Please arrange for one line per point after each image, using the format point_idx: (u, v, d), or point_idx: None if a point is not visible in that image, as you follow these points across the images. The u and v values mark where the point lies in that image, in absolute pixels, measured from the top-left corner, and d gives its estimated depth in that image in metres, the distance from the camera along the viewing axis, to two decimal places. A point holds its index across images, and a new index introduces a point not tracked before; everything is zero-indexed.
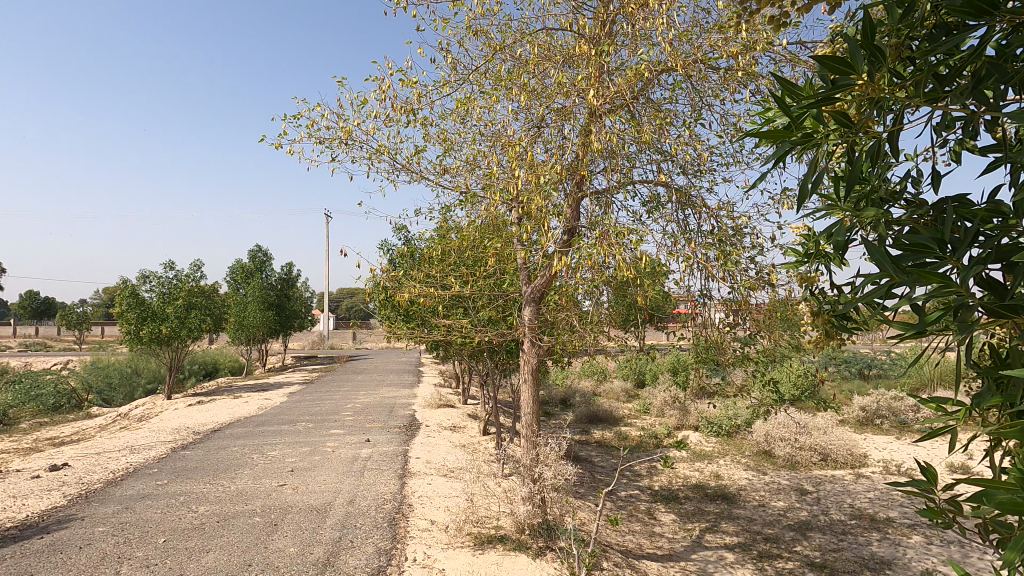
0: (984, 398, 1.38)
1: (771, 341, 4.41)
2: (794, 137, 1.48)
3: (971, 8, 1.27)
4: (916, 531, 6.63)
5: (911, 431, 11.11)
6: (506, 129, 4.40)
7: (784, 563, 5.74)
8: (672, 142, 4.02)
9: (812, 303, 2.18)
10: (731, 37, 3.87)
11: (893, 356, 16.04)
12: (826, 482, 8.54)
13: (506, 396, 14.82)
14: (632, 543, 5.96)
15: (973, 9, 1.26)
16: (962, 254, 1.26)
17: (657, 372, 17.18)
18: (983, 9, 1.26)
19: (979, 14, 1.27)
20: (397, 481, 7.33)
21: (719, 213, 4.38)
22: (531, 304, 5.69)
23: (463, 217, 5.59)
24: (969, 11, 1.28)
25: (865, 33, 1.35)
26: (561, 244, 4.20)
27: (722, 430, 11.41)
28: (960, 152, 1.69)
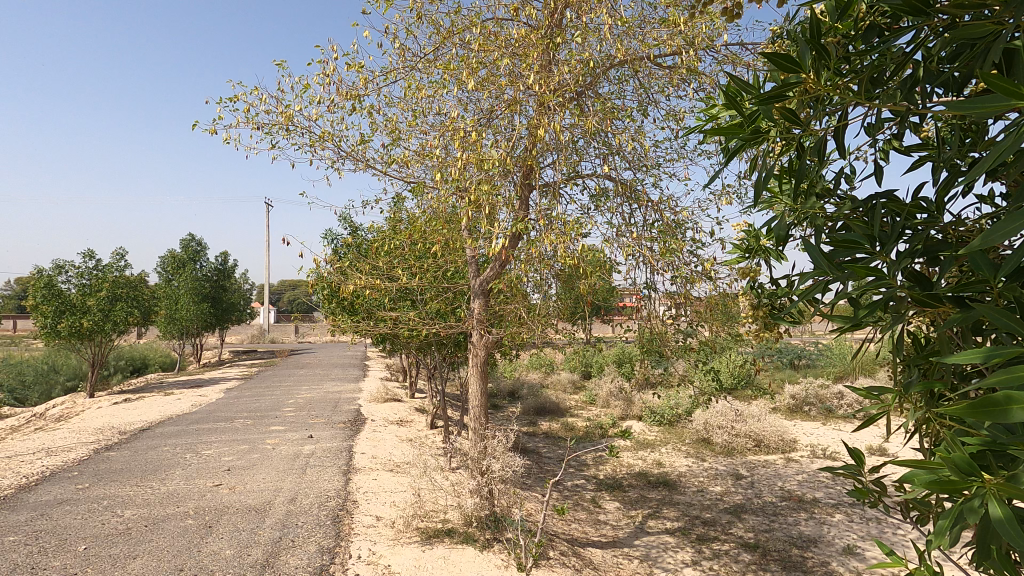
0: (912, 384, 1.45)
1: (711, 333, 4.55)
2: (744, 133, 1.50)
3: (907, 7, 1.24)
4: (839, 510, 7.10)
5: (836, 418, 11.85)
6: (454, 116, 4.31)
7: (721, 544, 6.01)
8: (618, 135, 4.07)
9: (753, 296, 2.25)
10: (675, 34, 3.94)
11: (820, 347, 17.09)
12: (760, 466, 9.01)
13: (455, 389, 14.75)
14: (578, 531, 6.08)
15: (911, 9, 1.24)
16: (891, 249, 1.34)
17: (603, 364, 17.58)
18: (920, 7, 1.23)
19: (915, 13, 1.25)
20: (342, 478, 7.16)
21: (661, 206, 4.48)
22: (479, 296, 5.67)
23: (412, 207, 5.49)
24: (906, 10, 1.25)
25: (812, 34, 1.37)
26: (508, 233, 4.20)
27: (664, 419, 11.80)
28: (888, 151, 1.79)
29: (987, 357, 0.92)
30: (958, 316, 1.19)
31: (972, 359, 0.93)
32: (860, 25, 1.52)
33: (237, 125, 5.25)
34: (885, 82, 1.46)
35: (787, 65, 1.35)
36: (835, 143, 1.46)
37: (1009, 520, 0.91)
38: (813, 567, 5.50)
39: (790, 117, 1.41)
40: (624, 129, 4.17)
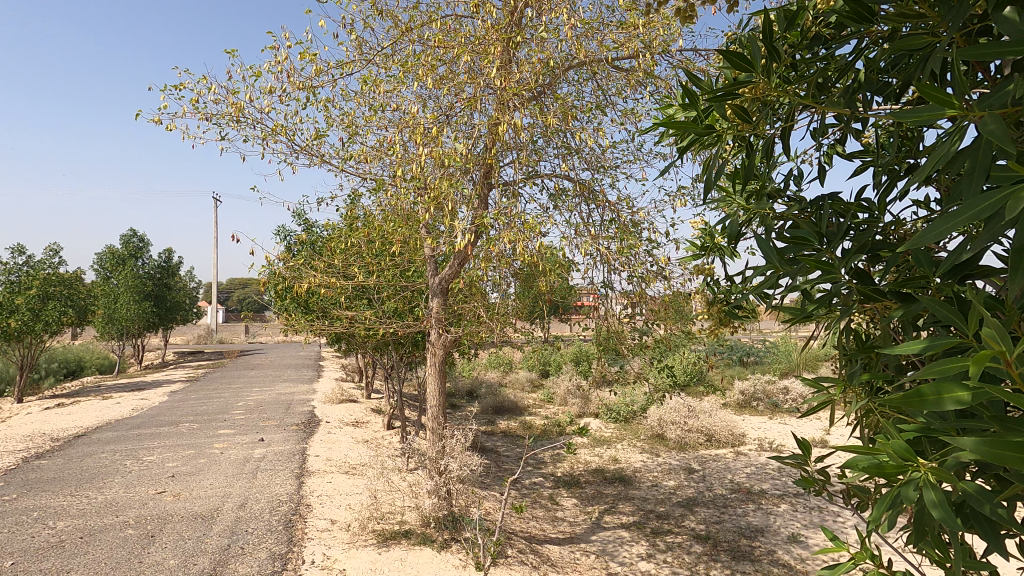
0: (856, 375, 1.52)
1: (666, 330, 4.67)
2: (699, 130, 1.53)
3: (854, 15, 1.28)
4: (784, 500, 7.41)
5: (782, 412, 12.37)
6: (412, 112, 4.25)
7: (674, 537, 6.18)
8: (577, 135, 4.11)
9: (706, 293, 2.31)
10: (632, 37, 4.02)
11: (767, 344, 17.78)
12: (711, 460, 9.30)
13: (412, 390, 14.57)
14: (536, 528, 6.13)
15: (856, 17, 1.28)
16: (837, 246, 1.39)
17: (560, 362, 17.74)
18: (865, 16, 1.28)
19: (859, 21, 1.30)
20: (294, 481, 6.97)
21: (618, 206, 4.56)
22: (438, 295, 5.63)
23: (369, 203, 5.39)
24: (853, 18, 1.29)
25: (765, 37, 1.41)
26: (468, 231, 4.19)
27: (620, 416, 12.03)
28: (833, 155, 1.87)
29: (924, 347, 0.97)
30: (899, 311, 1.25)
31: (909, 349, 0.97)
32: (806, 34, 1.58)
33: (183, 115, 5.03)
34: (830, 88, 1.52)
35: (742, 65, 1.39)
36: (785, 145, 1.51)
37: (941, 504, 0.97)
38: (760, 555, 5.73)
39: (743, 116, 1.46)
40: (583, 129, 4.22)
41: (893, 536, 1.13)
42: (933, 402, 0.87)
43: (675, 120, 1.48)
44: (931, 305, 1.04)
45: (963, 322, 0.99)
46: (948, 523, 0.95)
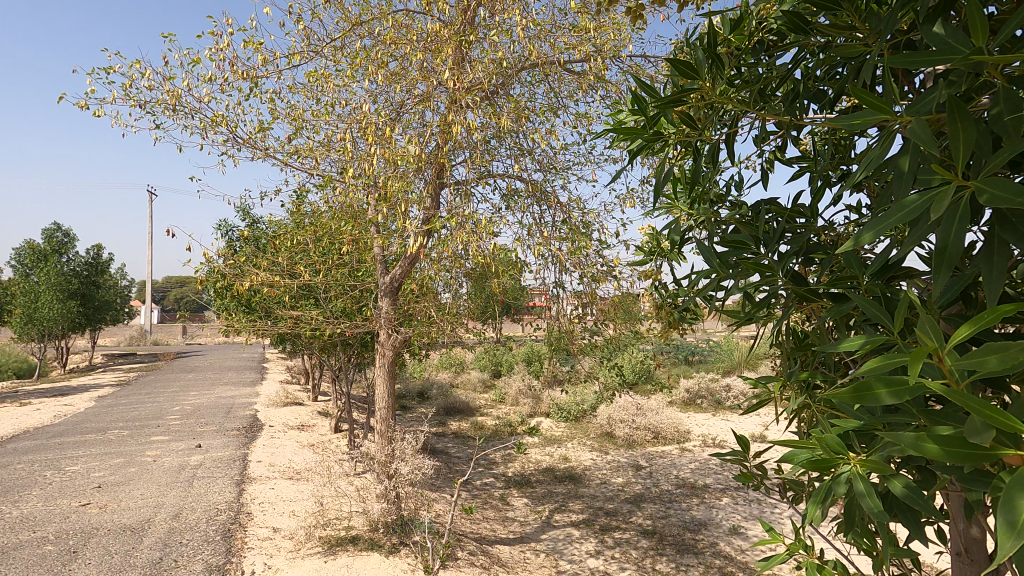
0: (792, 374, 1.59)
1: (615, 330, 4.76)
2: (647, 134, 1.56)
3: (790, 24, 1.33)
4: (726, 494, 7.70)
5: (724, 409, 12.85)
6: (363, 108, 4.15)
7: (622, 533, 6.31)
8: (529, 136, 4.13)
9: (654, 296, 2.36)
10: (584, 41, 4.07)
11: (711, 343, 18.44)
12: (658, 457, 9.55)
13: (361, 391, 14.26)
14: (486, 529, 6.12)
15: (791, 26, 1.33)
16: (774, 249, 1.45)
17: (512, 362, 17.80)
18: (799, 25, 1.33)
19: (795, 31, 1.35)
20: (234, 489, 6.68)
21: (570, 207, 4.61)
22: (387, 294, 5.53)
23: (316, 200, 5.23)
24: (789, 27, 1.34)
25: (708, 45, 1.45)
26: (419, 230, 4.13)
27: (570, 415, 12.17)
28: (772, 161, 1.95)
29: (858, 345, 1.00)
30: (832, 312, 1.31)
31: (846, 348, 1.00)
32: (749, 41, 1.63)
33: (114, 101, 4.73)
34: (771, 96, 1.57)
35: (687, 71, 1.42)
36: (730, 148, 1.56)
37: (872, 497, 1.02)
38: (703, 548, 5.92)
39: (687, 121, 1.49)
40: (536, 130, 4.25)
41: (823, 526, 1.17)
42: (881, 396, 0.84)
43: (623, 124, 1.50)
44: (860, 304, 1.09)
45: (891, 321, 1.03)
46: (877, 516, 1.00)
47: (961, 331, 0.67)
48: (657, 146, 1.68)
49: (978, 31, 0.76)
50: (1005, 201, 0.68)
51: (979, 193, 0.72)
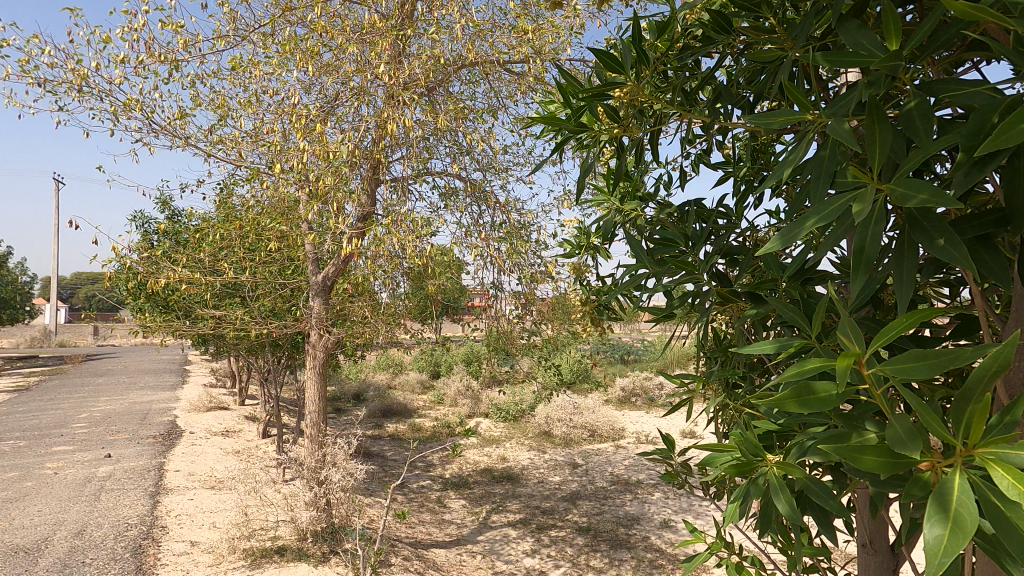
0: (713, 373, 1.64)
1: (552, 331, 4.82)
2: (572, 125, 1.45)
3: (715, 24, 1.32)
4: (658, 489, 7.97)
5: (657, 406, 13.33)
6: (294, 99, 3.98)
7: (558, 531, 6.40)
8: (468, 135, 4.10)
9: (581, 293, 2.38)
10: (524, 42, 4.10)
11: (645, 343, 19.10)
12: (593, 455, 9.76)
13: (292, 394, 13.72)
14: (422, 533, 6.03)
15: (715, 28, 1.32)
16: (699, 248, 1.49)
17: (451, 362, 17.69)
18: (723, 26, 1.32)
19: (718, 33, 1.34)
20: (148, 501, 6.24)
21: (509, 208, 4.62)
22: (319, 293, 5.35)
23: (243, 193, 4.98)
24: (713, 27, 1.32)
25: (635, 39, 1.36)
26: (353, 227, 4.01)
27: (509, 415, 12.23)
28: (697, 165, 2.02)
29: (777, 347, 1.02)
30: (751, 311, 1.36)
31: (766, 349, 1.01)
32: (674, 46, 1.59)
33: (9, 79, 4.30)
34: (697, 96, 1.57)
35: (612, 63, 1.34)
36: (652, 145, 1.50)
37: (789, 496, 1.05)
38: (636, 542, 6.10)
39: (613, 116, 1.39)
40: (474, 130, 4.23)
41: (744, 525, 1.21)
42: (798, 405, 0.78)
43: (545, 113, 1.38)
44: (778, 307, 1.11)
45: (807, 323, 1.06)
46: (790, 514, 1.04)
47: (880, 335, 0.65)
48: (583, 139, 1.60)
49: (891, 32, 0.77)
50: (920, 199, 0.66)
51: (895, 195, 0.70)
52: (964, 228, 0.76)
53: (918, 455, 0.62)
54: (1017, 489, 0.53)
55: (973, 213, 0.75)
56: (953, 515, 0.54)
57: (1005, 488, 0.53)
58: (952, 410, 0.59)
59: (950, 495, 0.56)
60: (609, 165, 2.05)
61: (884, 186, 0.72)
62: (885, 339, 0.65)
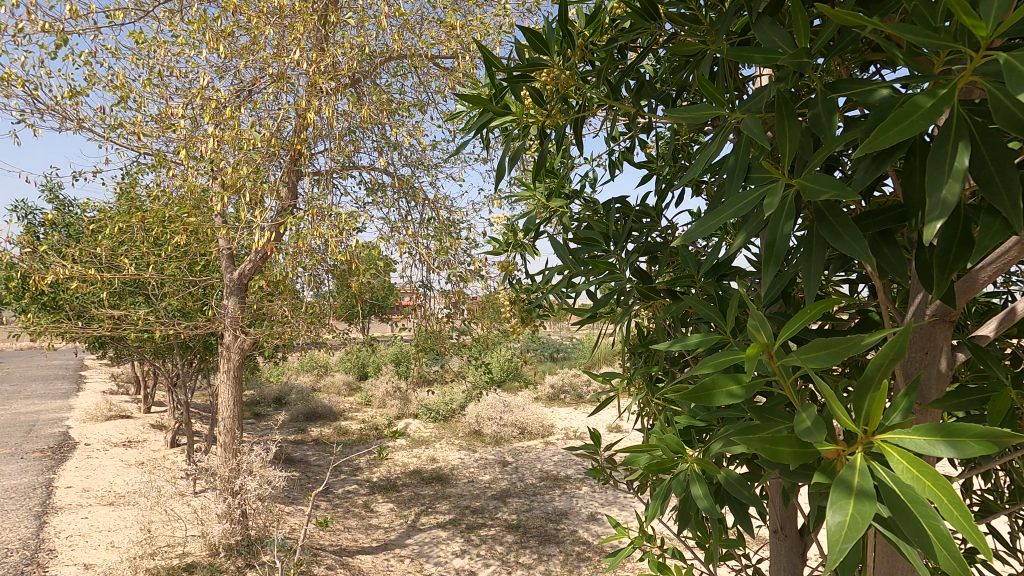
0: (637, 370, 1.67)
1: (482, 329, 4.81)
2: (496, 110, 1.39)
3: (642, 12, 1.25)
4: (585, 483, 8.17)
5: (585, 403, 13.66)
6: (203, 82, 3.71)
7: (488, 530, 6.40)
8: (395, 129, 4.00)
9: (510, 291, 2.38)
10: (453, 37, 4.05)
11: (574, 341, 19.52)
12: (523, 452, 9.86)
13: (205, 400, 12.87)
14: (347, 540, 5.84)
15: (643, 15, 1.25)
16: (621, 247, 1.52)
17: (379, 363, 17.26)
18: (651, 13, 1.25)
19: (647, 19, 1.27)
20: (32, 523, 5.63)
21: (437, 205, 4.55)
22: (234, 292, 5.05)
23: (147, 183, 4.59)
24: (641, 14, 1.25)
25: (562, 21, 1.27)
26: (272, 222, 3.81)
27: (439, 415, 12.11)
28: (621, 163, 2.07)
29: (695, 344, 1.05)
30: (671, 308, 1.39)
31: (683, 346, 1.04)
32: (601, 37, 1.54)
33: None
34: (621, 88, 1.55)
35: (537, 46, 1.28)
36: (575, 132, 1.46)
37: (705, 496, 1.09)
38: (564, 537, 6.22)
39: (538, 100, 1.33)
40: (401, 124, 4.12)
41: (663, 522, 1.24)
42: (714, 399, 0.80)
43: (467, 96, 1.32)
44: (694, 305, 1.13)
45: (721, 319, 1.10)
46: (708, 508, 1.08)
47: (787, 326, 0.68)
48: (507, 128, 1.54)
49: (803, 31, 0.78)
50: (824, 195, 0.70)
51: (803, 189, 0.73)
52: (867, 224, 0.80)
53: (823, 444, 0.64)
54: (910, 472, 0.55)
55: (874, 209, 0.79)
56: (852, 499, 0.55)
57: (902, 472, 0.55)
58: (851, 398, 0.61)
59: (849, 481, 0.56)
60: (535, 159, 2.05)
61: (793, 181, 0.75)
62: (791, 331, 0.68)
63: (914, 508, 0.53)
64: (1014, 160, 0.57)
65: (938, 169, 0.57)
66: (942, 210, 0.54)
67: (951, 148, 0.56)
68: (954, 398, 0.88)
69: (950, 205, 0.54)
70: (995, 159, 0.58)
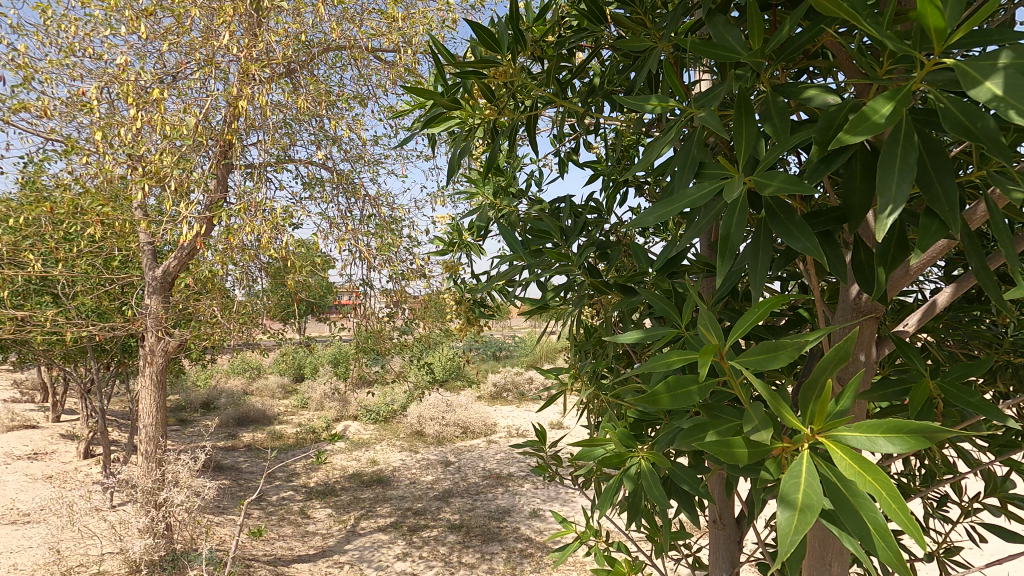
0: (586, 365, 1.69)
1: (424, 329, 4.75)
2: (447, 104, 1.36)
3: (590, 14, 1.28)
4: (528, 480, 8.25)
5: (527, 401, 13.79)
6: (122, 64, 3.45)
7: (430, 531, 6.32)
8: (334, 121, 3.88)
9: (454, 291, 2.36)
10: (394, 29, 3.96)
11: (516, 340, 19.65)
12: (465, 451, 9.82)
13: (124, 406, 12.01)
14: (282, 549, 5.62)
15: (591, 16, 1.28)
16: (572, 241, 1.53)
17: (316, 364, 16.70)
18: (599, 16, 1.29)
19: (595, 21, 1.30)
20: None
21: (379, 201, 4.45)
22: (157, 291, 4.74)
23: (56, 172, 4.23)
24: (589, 16, 1.28)
25: (513, 18, 1.27)
26: (200, 216, 3.59)
27: (379, 416, 11.87)
28: (566, 164, 2.11)
29: (644, 337, 1.05)
30: (621, 303, 1.41)
31: (635, 339, 1.04)
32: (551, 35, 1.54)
33: None
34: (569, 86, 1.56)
35: (489, 42, 1.27)
36: (527, 131, 1.45)
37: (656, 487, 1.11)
38: (507, 534, 6.26)
39: (489, 95, 1.32)
40: (340, 117, 3.99)
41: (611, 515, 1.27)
42: (665, 398, 0.81)
43: (416, 90, 1.27)
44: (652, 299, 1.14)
45: (674, 315, 1.11)
46: (655, 498, 1.09)
47: (739, 324, 0.71)
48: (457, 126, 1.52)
49: (755, 33, 0.81)
50: (781, 190, 0.72)
51: (758, 186, 0.76)
52: (812, 224, 0.85)
53: (770, 441, 0.68)
54: (850, 468, 0.58)
55: (820, 209, 0.84)
56: (801, 496, 0.57)
57: (843, 469, 0.58)
58: (800, 397, 0.64)
59: (796, 478, 0.59)
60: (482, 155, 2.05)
61: (749, 178, 0.77)
62: (743, 328, 0.71)
63: (854, 502, 0.57)
64: (952, 166, 0.62)
65: (888, 166, 0.59)
66: (894, 206, 0.57)
67: (902, 147, 0.59)
68: (879, 390, 0.96)
69: (899, 201, 0.57)
70: (935, 165, 0.63)
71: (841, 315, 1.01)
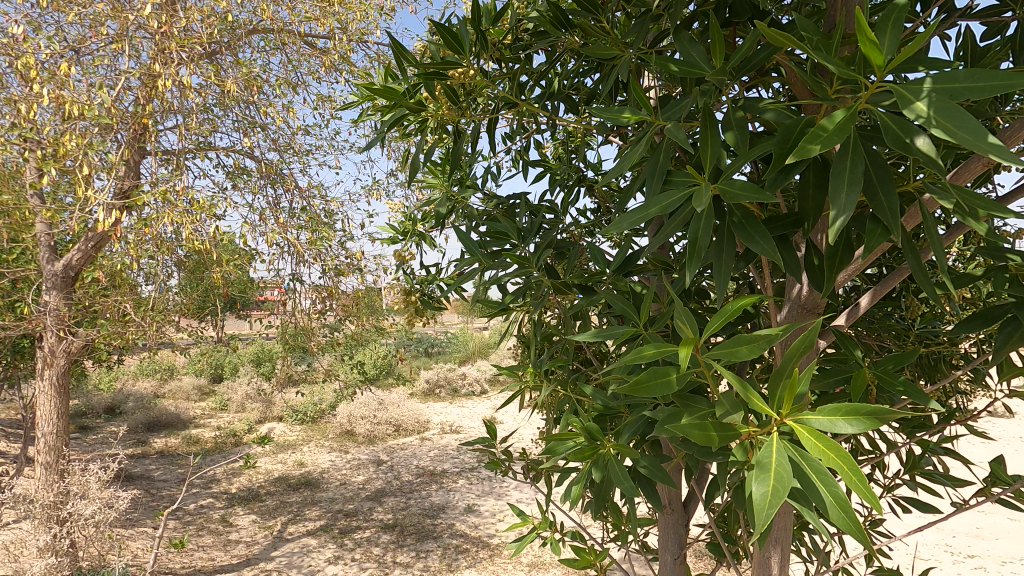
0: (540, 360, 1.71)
1: (357, 325, 4.62)
2: (408, 104, 1.32)
3: (550, 21, 1.27)
4: (462, 476, 8.23)
5: (460, 397, 13.75)
6: (15, 35, 3.10)
7: (362, 533, 6.17)
8: (261, 108, 3.68)
9: (402, 282, 2.31)
10: (326, 14, 3.81)
11: (448, 336, 19.49)
12: (398, 450, 9.65)
13: (12, 414, 10.83)
14: (202, 560, 5.30)
15: (551, 23, 1.27)
16: (529, 241, 1.54)
17: (237, 363, 15.82)
18: (559, 22, 1.27)
19: (556, 26, 1.29)
20: None
21: (310, 193, 4.28)
22: (56, 286, 4.31)
23: None
24: (550, 23, 1.27)
25: (477, 19, 1.24)
26: (110, 204, 3.30)
27: (306, 416, 11.42)
28: (518, 159, 2.12)
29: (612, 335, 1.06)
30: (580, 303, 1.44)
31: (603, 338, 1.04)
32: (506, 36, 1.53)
33: None
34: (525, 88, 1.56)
35: (452, 43, 1.23)
36: (485, 131, 1.45)
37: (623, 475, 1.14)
38: (441, 531, 6.22)
39: (452, 96, 1.29)
40: (270, 103, 3.80)
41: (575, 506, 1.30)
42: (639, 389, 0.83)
43: (376, 90, 1.22)
44: (610, 298, 1.17)
45: (634, 314, 1.14)
46: (623, 488, 1.12)
47: (712, 321, 0.75)
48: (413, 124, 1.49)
49: (717, 49, 0.85)
50: (744, 198, 0.76)
51: (722, 194, 0.80)
52: (770, 228, 0.92)
53: (740, 426, 0.73)
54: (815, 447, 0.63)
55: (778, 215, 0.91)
56: (774, 473, 0.61)
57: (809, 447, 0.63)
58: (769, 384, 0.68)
59: (769, 456, 0.63)
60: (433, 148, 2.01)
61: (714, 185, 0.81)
62: (716, 325, 0.75)
63: (819, 480, 0.61)
64: (894, 178, 0.68)
65: (840, 177, 0.65)
66: (845, 217, 0.62)
67: (850, 160, 0.65)
68: (823, 378, 1.04)
69: (851, 212, 0.62)
70: (879, 177, 0.69)
71: (789, 312, 1.10)
